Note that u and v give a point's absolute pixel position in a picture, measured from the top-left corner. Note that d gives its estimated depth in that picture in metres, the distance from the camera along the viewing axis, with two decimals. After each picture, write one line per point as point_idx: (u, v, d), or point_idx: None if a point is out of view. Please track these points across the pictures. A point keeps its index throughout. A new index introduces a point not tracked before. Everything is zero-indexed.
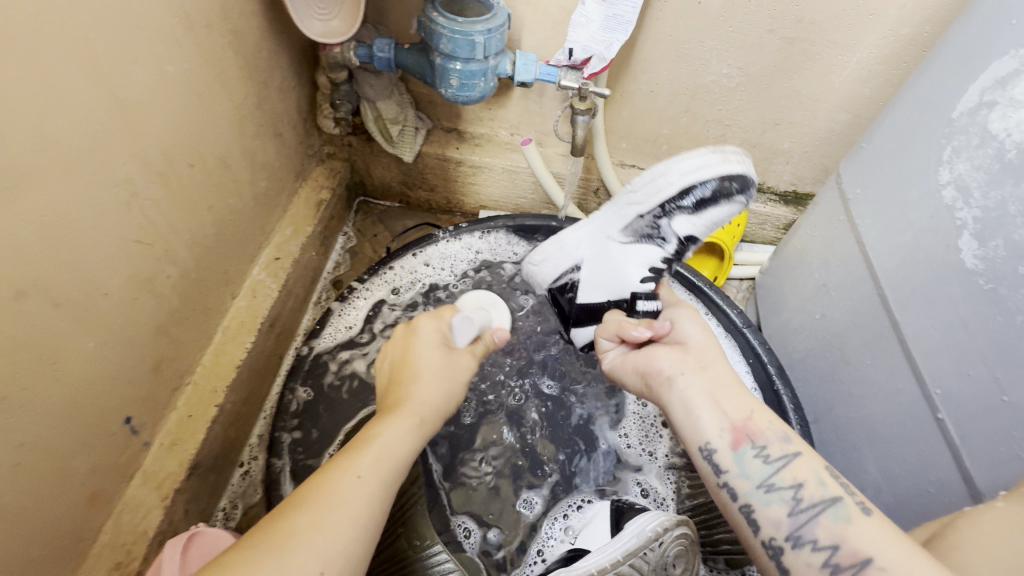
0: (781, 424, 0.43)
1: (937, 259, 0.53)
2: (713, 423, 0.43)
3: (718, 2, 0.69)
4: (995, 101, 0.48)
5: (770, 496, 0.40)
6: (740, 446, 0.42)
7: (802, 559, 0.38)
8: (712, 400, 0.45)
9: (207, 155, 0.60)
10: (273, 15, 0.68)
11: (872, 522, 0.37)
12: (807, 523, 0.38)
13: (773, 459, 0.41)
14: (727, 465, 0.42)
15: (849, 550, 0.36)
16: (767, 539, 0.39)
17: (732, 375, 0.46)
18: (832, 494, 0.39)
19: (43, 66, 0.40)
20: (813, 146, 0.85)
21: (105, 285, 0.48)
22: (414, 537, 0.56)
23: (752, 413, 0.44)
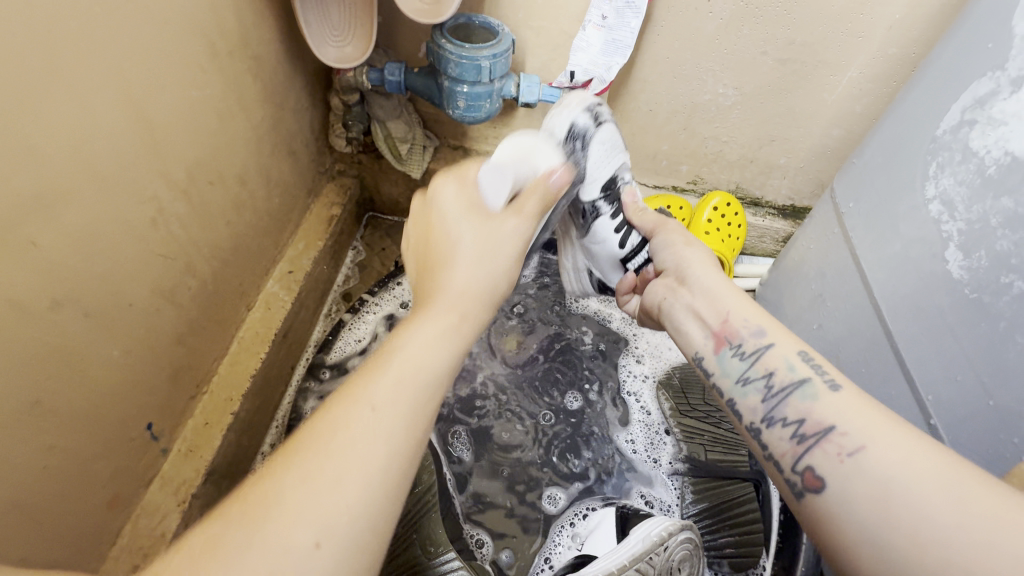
0: (755, 320, 0.44)
1: (925, 269, 0.55)
2: (697, 332, 0.47)
3: (712, 26, 0.72)
4: (975, 119, 0.50)
5: (747, 388, 0.42)
6: (720, 349, 0.45)
7: (776, 435, 0.39)
8: (695, 312, 0.48)
9: (227, 173, 0.63)
10: (290, 42, 0.72)
11: (840, 397, 0.38)
12: (778, 404, 0.40)
13: (749, 355, 0.43)
14: (711, 367, 0.45)
15: (813, 422, 0.37)
16: (749, 424, 0.42)
17: (723, 284, 0.48)
18: (801, 376, 0.40)
19: (80, 93, 0.43)
20: (809, 161, 0.88)
21: (131, 296, 0.51)
22: (428, 544, 0.57)
23: (728, 316, 0.46)
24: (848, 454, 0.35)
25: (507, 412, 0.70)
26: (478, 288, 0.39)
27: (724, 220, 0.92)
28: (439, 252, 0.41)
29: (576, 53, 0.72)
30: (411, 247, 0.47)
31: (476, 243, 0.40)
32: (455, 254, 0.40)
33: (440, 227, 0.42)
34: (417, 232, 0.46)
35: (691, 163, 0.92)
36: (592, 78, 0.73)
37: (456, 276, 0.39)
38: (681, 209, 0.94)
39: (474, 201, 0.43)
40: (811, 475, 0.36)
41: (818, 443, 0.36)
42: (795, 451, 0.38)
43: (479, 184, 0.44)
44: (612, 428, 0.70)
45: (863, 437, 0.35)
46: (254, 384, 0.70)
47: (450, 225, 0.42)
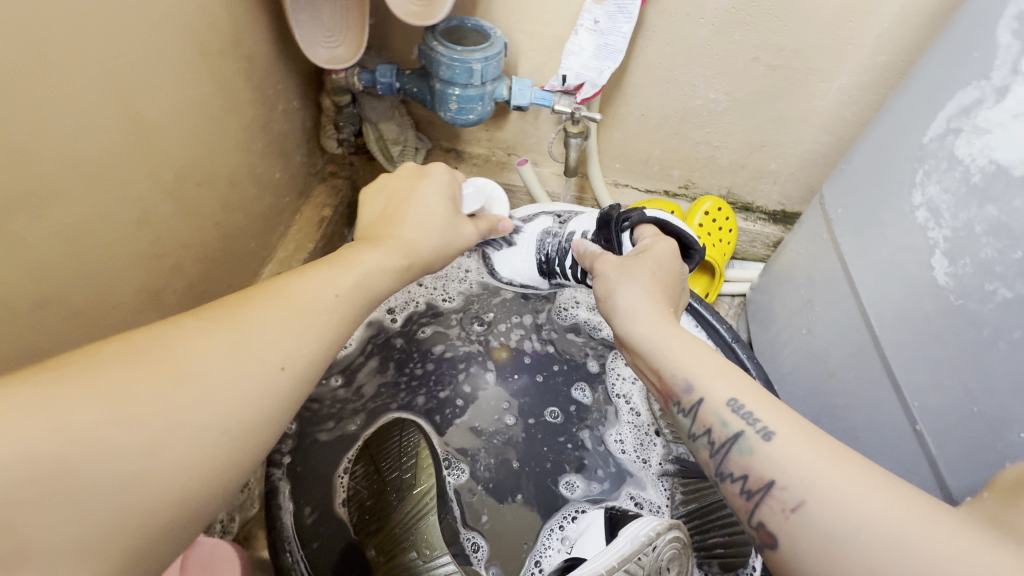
0: (683, 372, 0.43)
1: (911, 276, 0.56)
2: (649, 388, 0.47)
3: (704, 32, 0.72)
4: (960, 128, 0.51)
5: (695, 444, 0.42)
6: (668, 404, 0.45)
7: (730, 490, 0.39)
8: (639, 364, 0.48)
9: (218, 174, 0.63)
10: (282, 42, 0.71)
11: (771, 449, 0.37)
12: (723, 459, 0.40)
13: (687, 411, 0.43)
14: (669, 423, 0.46)
15: (755, 477, 0.37)
16: (708, 478, 0.42)
17: (649, 332, 0.46)
18: (734, 430, 0.39)
19: (70, 92, 0.42)
20: (799, 167, 0.88)
21: (119, 298, 0.51)
22: (422, 547, 0.57)
23: (660, 371, 0.45)
24: (791, 510, 0.35)
25: (495, 418, 0.69)
26: (429, 243, 0.50)
27: (715, 224, 0.92)
28: (409, 208, 0.52)
29: (568, 57, 0.71)
30: (381, 192, 0.55)
31: (442, 222, 0.52)
32: (421, 215, 0.51)
33: (423, 200, 0.53)
34: (393, 187, 0.55)
35: (683, 167, 0.93)
36: (584, 82, 0.72)
37: (406, 232, 0.49)
38: (673, 213, 0.95)
39: (457, 199, 0.55)
40: (764, 531, 0.36)
41: (763, 500, 0.36)
42: (746, 506, 0.38)
43: (461, 190, 0.57)
44: (603, 428, 0.70)
45: (802, 491, 0.35)
46: None
47: (426, 197, 0.53)
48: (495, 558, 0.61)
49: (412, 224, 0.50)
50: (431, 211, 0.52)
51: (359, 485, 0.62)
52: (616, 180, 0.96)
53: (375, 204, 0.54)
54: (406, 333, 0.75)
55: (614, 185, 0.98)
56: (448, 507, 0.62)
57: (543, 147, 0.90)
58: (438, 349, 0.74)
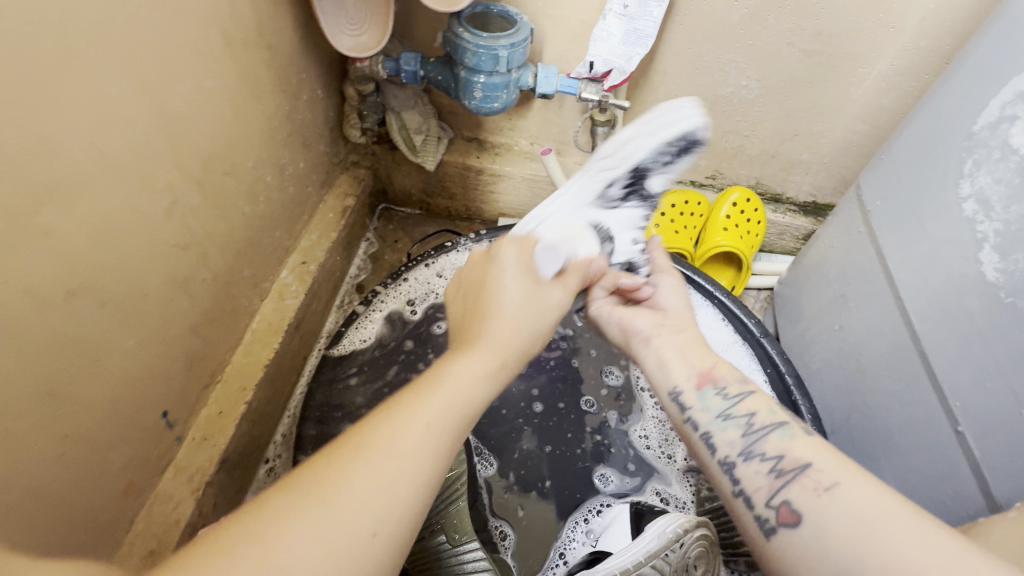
0: (738, 372, 0.48)
1: (955, 271, 0.53)
2: (681, 371, 0.48)
3: (736, 16, 0.70)
4: (1016, 115, 0.48)
5: (726, 423, 0.44)
6: (703, 387, 0.47)
7: (753, 469, 0.41)
8: (679, 351, 0.50)
9: (242, 163, 0.63)
10: (307, 31, 0.71)
11: (815, 439, 0.41)
12: (757, 440, 0.42)
13: (731, 395, 0.46)
14: (691, 402, 0.46)
15: (792, 458, 0.39)
16: (722, 458, 0.43)
17: (701, 338, 0.52)
18: (780, 419, 0.43)
19: (94, 84, 0.43)
20: (832, 156, 0.85)
21: (145, 287, 0.51)
22: (453, 531, 0.57)
23: (715, 364, 0.48)
24: (825, 489, 0.36)
25: (521, 405, 0.69)
26: (520, 341, 0.42)
27: (743, 216, 0.89)
28: (491, 297, 0.44)
29: (596, 43, 0.70)
30: (461, 290, 0.48)
31: (525, 304, 0.43)
32: (502, 305, 0.43)
33: (497, 281, 0.45)
34: (467, 282, 0.47)
35: (710, 157, 0.90)
36: (612, 69, 0.71)
37: (501, 327, 0.41)
38: (699, 204, 0.92)
39: (531, 267, 0.47)
40: (786, 510, 0.37)
41: (796, 478, 0.38)
42: (772, 485, 0.39)
43: (535, 255, 0.48)
44: (627, 421, 0.69)
45: (838, 475, 0.37)
46: (267, 374, 0.71)
47: (504, 280, 0.45)
48: (519, 550, 0.61)
49: (503, 316, 0.42)
50: (511, 296, 0.44)
51: None
52: None
53: (455, 301, 0.48)
54: (427, 325, 0.75)
55: None
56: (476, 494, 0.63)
57: (567, 136, 0.88)
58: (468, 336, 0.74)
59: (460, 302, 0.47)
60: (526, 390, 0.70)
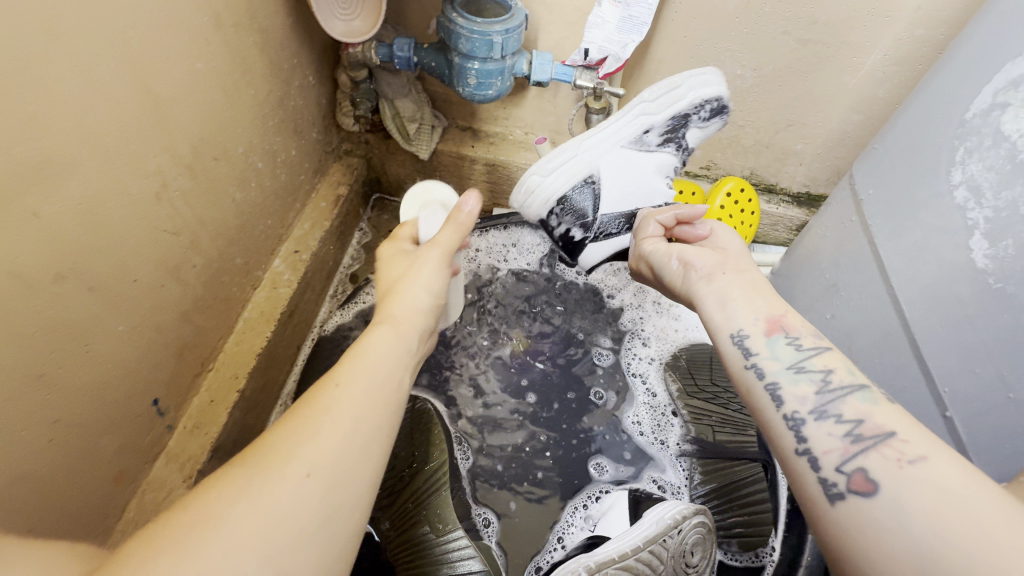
0: (812, 326, 0.46)
1: (946, 258, 0.54)
2: (750, 315, 0.47)
3: (732, 4, 0.70)
4: (1008, 102, 0.49)
5: (799, 376, 0.43)
6: (773, 335, 0.45)
7: (824, 430, 0.40)
8: (747, 295, 0.49)
9: (233, 150, 0.63)
10: (298, 15, 0.70)
11: (896, 408, 0.39)
12: (834, 401, 0.41)
13: (805, 348, 0.44)
14: (759, 349, 0.45)
15: (873, 425, 0.38)
16: (790, 411, 0.42)
17: (767, 284, 0.50)
18: (860, 382, 0.41)
19: (82, 63, 0.42)
20: (826, 147, 0.85)
21: (135, 272, 0.51)
22: (435, 522, 0.58)
23: (787, 313, 0.47)
24: (908, 461, 0.35)
25: (511, 392, 0.70)
26: (420, 312, 0.49)
27: (736, 207, 0.89)
28: (396, 279, 0.51)
29: (592, 29, 0.70)
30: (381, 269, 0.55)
31: (422, 283, 0.50)
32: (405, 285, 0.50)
33: (408, 283, 0.50)
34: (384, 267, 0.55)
35: (704, 147, 0.90)
36: (607, 56, 0.71)
37: (401, 305, 0.48)
38: (695, 193, 0.91)
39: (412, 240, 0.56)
40: (861, 477, 0.36)
41: (875, 446, 0.37)
42: (847, 449, 0.38)
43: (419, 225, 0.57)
44: (620, 408, 0.69)
45: (923, 449, 0.36)
46: (260, 363, 0.70)
47: (401, 272, 0.51)
48: (503, 539, 0.59)
49: (404, 294, 0.49)
50: (421, 282, 0.50)
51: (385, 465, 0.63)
52: None
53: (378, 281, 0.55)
54: None
55: None
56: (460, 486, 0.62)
57: (561, 126, 0.88)
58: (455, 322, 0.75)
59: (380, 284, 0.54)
60: (515, 382, 0.70)
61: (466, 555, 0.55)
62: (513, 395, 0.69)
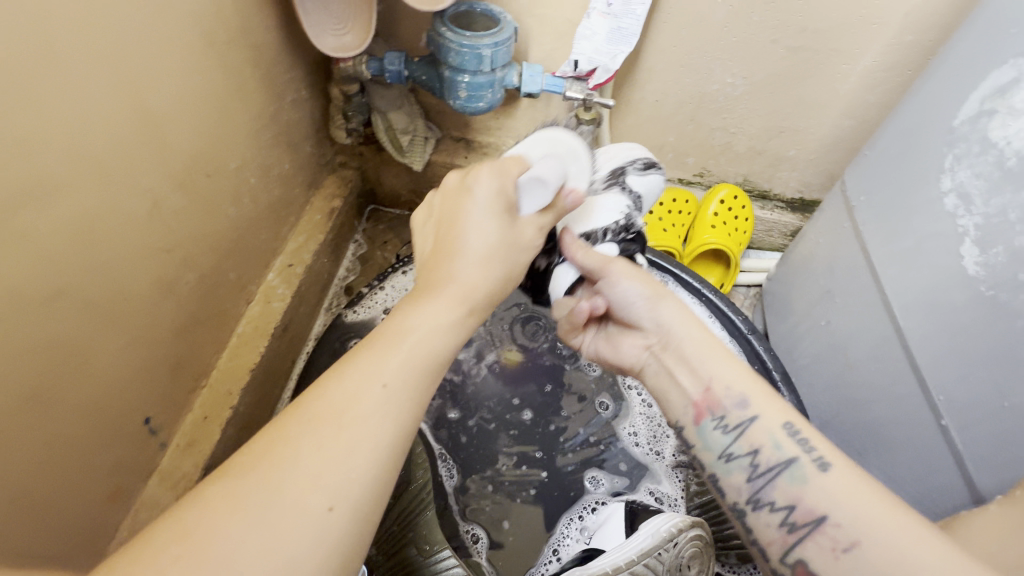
0: (736, 387, 0.44)
1: (938, 265, 0.54)
2: (679, 402, 0.46)
3: (721, 13, 0.70)
4: (996, 109, 0.49)
5: (731, 464, 0.42)
6: (701, 421, 0.45)
7: (764, 520, 0.40)
8: (672, 378, 0.47)
9: (225, 166, 0.63)
10: (290, 31, 0.71)
11: (828, 479, 0.38)
12: (767, 485, 0.40)
13: (732, 428, 0.43)
14: (694, 440, 0.45)
15: (805, 510, 0.38)
16: (733, 502, 0.42)
17: (693, 348, 0.47)
18: (788, 455, 0.40)
19: (73, 85, 0.42)
20: (819, 153, 0.85)
21: (128, 290, 0.51)
22: (422, 542, 0.56)
23: (710, 384, 0.45)
24: (842, 550, 0.35)
25: (493, 413, 0.68)
26: (489, 282, 0.43)
27: (731, 213, 0.89)
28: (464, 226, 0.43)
29: (581, 41, 0.71)
30: (432, 217, 0.47)
31: (499, 245, 0.43)
32: (466, 244, 0.43)
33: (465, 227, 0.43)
34: (441, 209, 0.47)
35: (698, 155, 0.90)
36: (597, 67, 0.72)
37: (466, 271, 0.42)
38: (687, 202, 0.93)
39: (512, 204, 0.45)
40: (803, 567, 0.37)
41: (810, 535, 0.37)
42: (785, 539, 0.38)
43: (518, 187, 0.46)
44: (615, 419, 0.69)
45: (856, 532, 0.35)
46: (254, 378, 0.70)
47: (476, 217, 0.43)
48: (494, 552, 0.60)
49: (466, 256, 0.42)
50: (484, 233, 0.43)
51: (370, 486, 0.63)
52: None
53: (426, 232, 0.47)
54: None
55: None
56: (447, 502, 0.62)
57: None
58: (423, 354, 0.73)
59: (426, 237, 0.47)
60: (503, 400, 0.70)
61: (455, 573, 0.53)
62: (503, 411, 0.69)
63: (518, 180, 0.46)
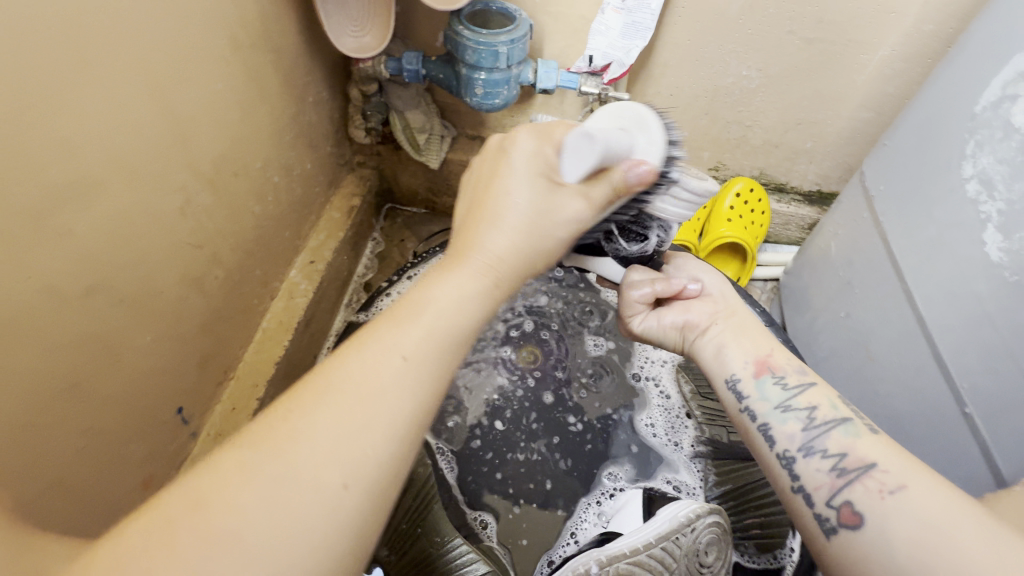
0: (796, 360, 0.47)
1: (960, 252, 0.53)
2: (738, 356, 0.48)
3: (735, 6, 0.70)
4: (1018, 94, 0.48)
5: (786, 415, 0.43)
6: (761, 375, 0.46)
7: (813, 466, 0.40)
8: (736, 339, 0.49)
9: (250, 165, 0.65)
10: (311, 34, 0.73)
11: (880, 438, 0.40)
12: (820, 436, 0.41)
13: (791, 386, 0.45)
14: (749, 391, 0.46)
15: (856, 457, 0.38)
16: (781, 451, 0.42)
17: (755, 319, 0.51)
18: (844, 415, 0.42)
19: (110, 87, 0.44)
20: (836, 145, 0.85)
21: (160, 284, 0.53)
22: (434, 535, 0.56)
23: (772, 351, 0.48)
24: (889, 492, 0.35)
25: (511, 402, 0.69)
26: None
27: (747, 207, 0.89)
28: (495, 205, 0.38)
29: (595, 37, 0.71)
30: (467, 189, 0.42)
31: (533, 215, 0.37)
32: (506, 212, 0.37)
33: (504, 182, 0.38)
34: (477, 177, 0.41)
35: (713, 149, 0.90)
36: (611, 62, 0.72)
37: (496, 240, 0.37)
38: None
39: (552, 167, 0.38)
40: (848, 511, 0.37)
41: (860, 478, 0.37)
42: (834, 484, 0.38)
43: (565, 145, 0.38)
44: (632, 409, 0.69)
45: (902, 478, 0.36)
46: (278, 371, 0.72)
47: (512, 183, 0.38)
48: (504, 536, 0.61)
49: (501, 229, 0.37)
50: (517, 200, 0.37)
51: None
52: None
53: (464, 196, 0.42)
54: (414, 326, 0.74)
55: None
56: (452, 492, 0.62)
57: None
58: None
59: (465, 198, 0.42)
60: (515, 389, 0.70)
61: (469, 560, 0.53)
62: (514, 400, 0.69)
63: (562, 140, 0.39)
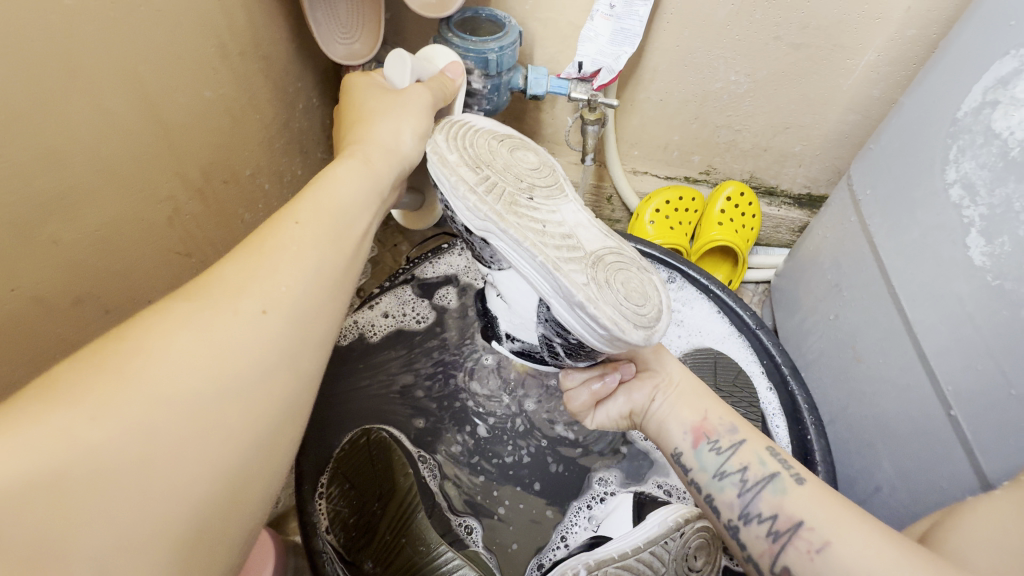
0: (728, 416, 0.48)
1: (943, 255, 0.54)
2: (677, 427, 0.48)
3: (722, 13, 0.71)
4: (998, 100, 0.49)
5: (723, 481, 0.45)
6: (698, 444, 0.47)
7: (754, 533, 0.43)
8: (674, 411, 0.49)
9: (240, 172, 0.65)
10: (301, 42, 0.73)
11: (806, 489, 0.42)
12: (754, 499, 0.43)
13: (725, 449, 0.46)
14: (690, 463, 0.47)
15: (786, 517, 0.41)
16: (727, 519, 0.45)
17: (691, 378, 0.50)
18: (771, 471, 0.44)
19: (97, 96, 0.44)
20: (824, 148, 0.86)
21: (149, 293, 0.53)
22: (418, 544, 0.55)
23: (706, 413, 0.48)
24: (817, 551, 0.39)
25: (498, 410, 0.69)
26: None
27: (737, 210, 0.90)
28: (371, 108, 0.51)
29: (585, 44, 0.71)
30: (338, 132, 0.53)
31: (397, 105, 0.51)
32: (375, 112, 0.51)
33: (363, 100, 0.52)
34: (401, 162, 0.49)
35: (702, 153, 0.91)
36: (600, 68, 0.72)
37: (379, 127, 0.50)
38: (693, 200, 0.92)
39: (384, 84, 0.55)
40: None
41: (791, 540, 0.40)
42: (772, 549, 0.41)
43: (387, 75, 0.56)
44: None
45: (828, 534, 0.39)
46: None
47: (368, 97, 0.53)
48: (490, 540, 0.61)
49: (377, 120, 0.50)
50: (381, 102, 0.51)
51: (337, 506, 0.58)
52: (634, 166, 0.94)
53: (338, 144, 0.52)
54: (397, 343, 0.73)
55: (632, 173, 0.95)
56: (436, 498, 0.62)
57: (559, 136, 0.89)
58: (401, 364, 0.71)
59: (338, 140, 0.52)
60: (501, 398, 0.70)
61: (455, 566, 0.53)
62: (499, 410, 0.69)
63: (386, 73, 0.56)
